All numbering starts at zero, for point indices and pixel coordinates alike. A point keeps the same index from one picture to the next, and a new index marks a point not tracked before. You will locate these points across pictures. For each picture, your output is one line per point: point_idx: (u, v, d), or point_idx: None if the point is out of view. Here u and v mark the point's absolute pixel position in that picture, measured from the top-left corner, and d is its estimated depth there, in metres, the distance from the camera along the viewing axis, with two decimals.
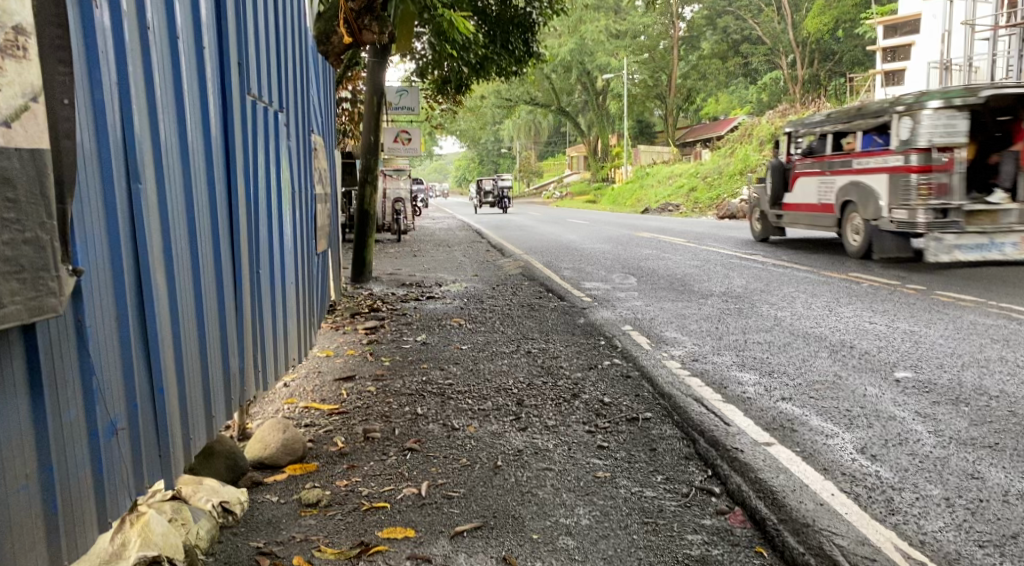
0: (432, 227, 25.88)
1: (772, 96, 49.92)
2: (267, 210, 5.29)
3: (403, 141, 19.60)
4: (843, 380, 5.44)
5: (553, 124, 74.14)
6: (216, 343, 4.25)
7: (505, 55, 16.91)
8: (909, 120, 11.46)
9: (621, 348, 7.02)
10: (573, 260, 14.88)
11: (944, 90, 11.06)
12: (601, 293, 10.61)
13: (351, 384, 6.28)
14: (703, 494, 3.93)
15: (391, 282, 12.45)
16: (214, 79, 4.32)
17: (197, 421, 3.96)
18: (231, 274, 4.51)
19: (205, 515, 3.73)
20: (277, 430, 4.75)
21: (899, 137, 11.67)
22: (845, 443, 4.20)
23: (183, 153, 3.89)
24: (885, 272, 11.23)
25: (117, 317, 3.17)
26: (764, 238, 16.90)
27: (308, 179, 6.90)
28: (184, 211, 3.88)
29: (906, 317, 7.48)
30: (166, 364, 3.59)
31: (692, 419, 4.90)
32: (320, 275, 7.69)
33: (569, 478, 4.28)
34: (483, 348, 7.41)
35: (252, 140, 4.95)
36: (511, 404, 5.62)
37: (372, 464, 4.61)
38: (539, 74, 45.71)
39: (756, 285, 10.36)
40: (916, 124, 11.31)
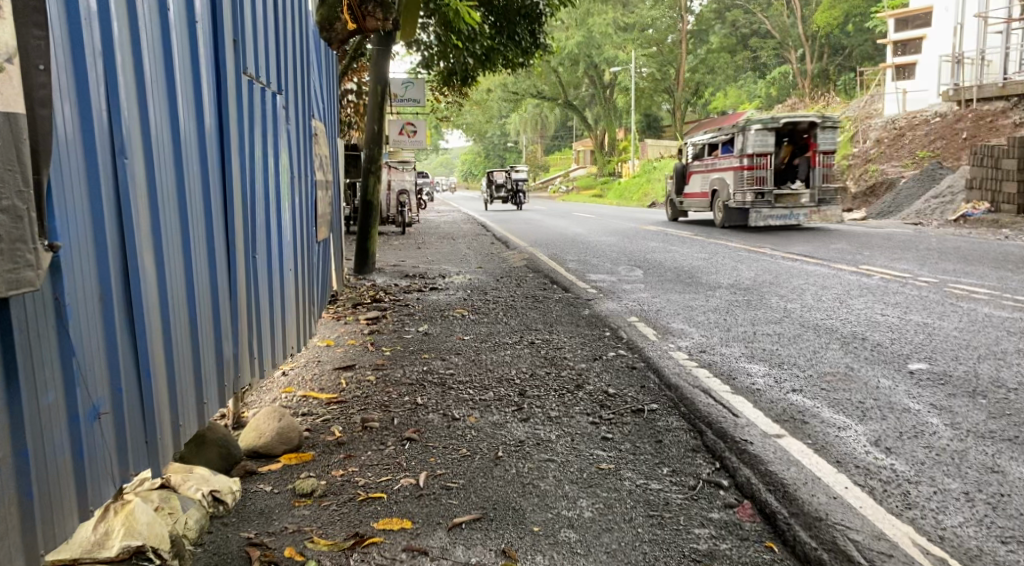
0: (437, 220, 25.77)
1: (780, 90, 49.85)
2: (264, 195, 5.15)
3: (408, 134, 19.35)
4: (855, 372, 5.29)
5: (560, 119, 74.01)
6: (209, 328, 4.12)
7: (512, 46, 16.74)
8: (741, 137, 17.55)
9: (627, 339, 6.89)
10: (579, 252, 14.75)
11: (762, 117, 17.09)
12: (606, 285, 10.49)
13: (350, 373, 6.16)
14: (711, 487, 3.80)
15: (395, 273, 12.34)
16: (207, 57, 4.20)
17: (188, 408, 3.84)
18: (225, 257, 4.38)
19: (194, 504, 3.62)
20: (273, 419, 4.63)
21: (739, 148, 17.76)
22: (858, 435, 4.05)
23: (174, 131, 3.75)
24: (897, 264, 11.06)
25: (100, 296, 3.04)
26: (676, 218, 22.48)
27: (309, 165, 6.77)
28: (175, 190, 3.76)
29: (919, 309, 7.33)
30: (155, 348, 3.47)
31: (699, 411, 4.77)
32: (321, 264, 7.56)
33: (572, 469, 4.15)
34: (486, 338, 7.28)
35: (247, 122, 4.82)
36: (513, 394, 5.49)
37: (370, 454, 4.49)
38: (546, 66, 45.54)
39: (764, 277, 10.21)
40: (744, 139, 17.48)
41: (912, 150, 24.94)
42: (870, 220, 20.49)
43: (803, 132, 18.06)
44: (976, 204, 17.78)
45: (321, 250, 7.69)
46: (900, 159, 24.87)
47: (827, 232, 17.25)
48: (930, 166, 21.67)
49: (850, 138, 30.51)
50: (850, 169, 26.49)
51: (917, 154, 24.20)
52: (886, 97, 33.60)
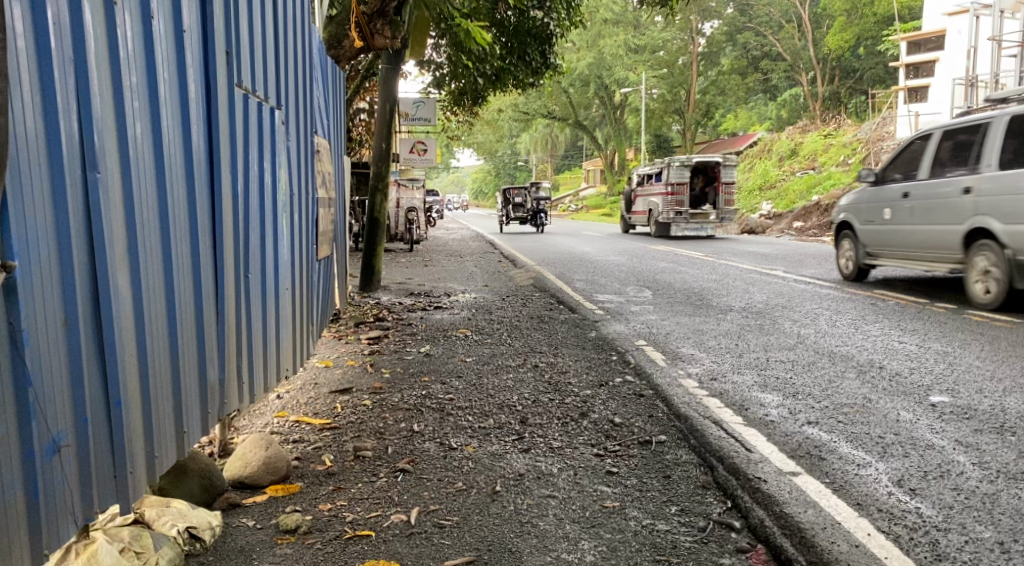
0: (446, 238, 25.60)
1: (791, 112, 49.67)
2: (259, 212, 4.95)
3: (419, 152, 19.31)
4: (874, 404, 5.02)
5: (570, 139, 73.98)
6: (193, 352, 3.91)
7: (523, 67, 16.58)
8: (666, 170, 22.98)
9: (634, 364, 6.64)
10: (588, 271, 14.52)
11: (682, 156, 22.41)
12: (615, 306, 10.27)
13: (347, 397, 5.92)
14: (722, 529, 3.54)
15: (400, 291, 12.13)
16: (197, 68, 4.01)
17: (167, 437, 3.62)
18: (213, 277, 4.17)
19: (168, 542, 3.39)
20: (260, 446, 4.40)
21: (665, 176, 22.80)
22: (879, 474, 3.79)
23: (157, 146, 3.56)
24: (913, 289, 10.75)
25: (65, 320, 2.86)
26: (624, 230, 26.90)
27: (311, 181, 6.55)
28: (157, 208, 3.56)
29: (938, 337, 7.06)
30: (129, 374, 3.26)
31: (710, 443, 4.52)
32: (322, 281, 7.33)
33: (573, 507, 3.90)
34: (489, 361, 7.04)
35: (241, 137, 4.62)
36: (514, 422, 5.24)
37: (360, 487, 4.25)
38: (557, 87, 45.54)
39: (776, 300, 9.95)
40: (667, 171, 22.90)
41: None
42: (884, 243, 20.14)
43: (712, 168, 23.52)
44: None
45: (323, 267, 7.47)
46: None
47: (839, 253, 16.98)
48: None
49: (863, 160, 30.21)
50: None
51: None
52: (899, 120, 33.36)
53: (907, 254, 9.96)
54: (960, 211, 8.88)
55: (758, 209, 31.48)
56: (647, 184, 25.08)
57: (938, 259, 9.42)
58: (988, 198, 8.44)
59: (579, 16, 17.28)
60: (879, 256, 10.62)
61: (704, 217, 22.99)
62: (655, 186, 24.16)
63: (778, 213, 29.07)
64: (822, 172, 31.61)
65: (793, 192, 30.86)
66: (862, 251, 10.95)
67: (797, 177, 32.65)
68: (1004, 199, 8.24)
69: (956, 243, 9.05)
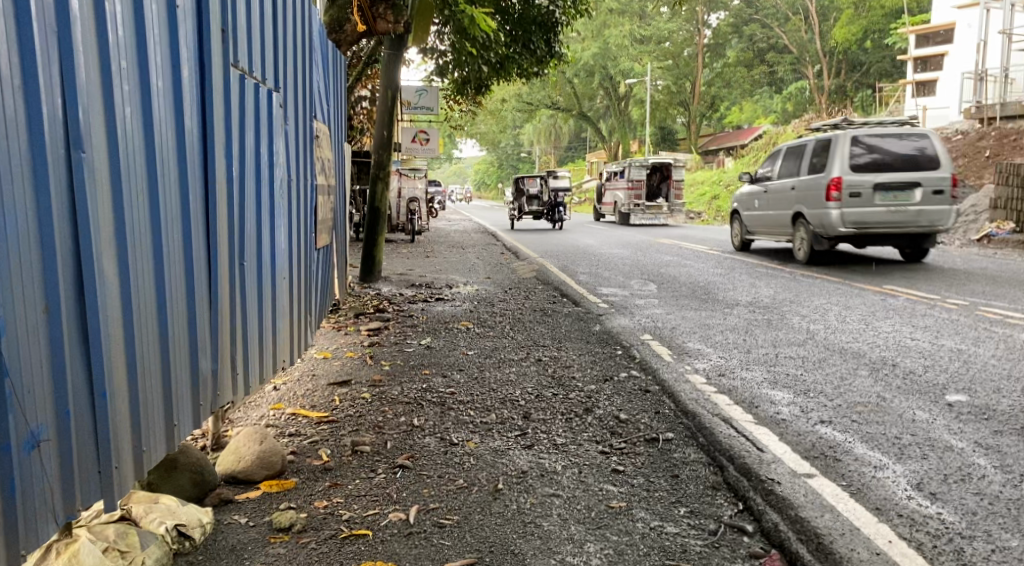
0: (447, 229, 25.39)
1: (796, 105, 49.37)
2: (256, 198, 4.79)
3: (421, 141, 19.10)
4: (888, 403, 4.86)
5: (573, 130, 73.59)
6: (184, 342, 3.76)
7: (526, 55, 16.38)
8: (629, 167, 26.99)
9: (640, 359, 6.48)
10: (591, 264, 14.35)
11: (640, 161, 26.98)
12: (618, 299, 10.11)
13: (345, 390, 5.76)
14: (734, 532, 3.40)
15: (401, 282, 11.96)
16: (190, 46, 3.84)
17: (156, 431, 3.48)
18: (205, 265, 4.02)
19: (155, 540, 3.25)
20: (254, 440, 4.25)
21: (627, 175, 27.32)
22: (897, 477, 3.64)
23: (147, 125, 3.40)
24: (923, 285, 10.57)
25: (46, 307, 2.72)
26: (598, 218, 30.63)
27: (309, 167, 6.38)
28: (147, 191, 3.40)
29: (951, 334, 6.90)
30: (116, 365, 3.12)
31: (720, 442, 4.37)
32: (320, 271, 7.17)
33: (578, 507, 3.76)
34: (491, 354, 6.89)
35: (237, 119, 4.45)
36: (517, 417, 5.10)
37: (357, 483, 4.10)
38: (561, 78, 45.25)
39: (784, 295, 9.78)
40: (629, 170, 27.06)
41: None
42: None
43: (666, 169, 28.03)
44: (1000, 224, 17.22)
45: (322, 257, 7.31)
46: None
47: None
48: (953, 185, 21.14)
49: None
50: None
51: None
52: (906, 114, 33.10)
53: (768, 230, 14.07)
54: (791, 200, 12.92)
55: None
56: (616, 178, 28.69)
57: (784, 233, 13.36)
58: (806, 190, 12.40)
59: (585, 5, 17.07)
60: (755, 234, 14.64)
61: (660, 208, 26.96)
62: (619, 182, 28.53)
63: None
64: None
65: None
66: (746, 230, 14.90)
67: None
68: (812, 191, 12.21)
69: (788, 222, 13.17)
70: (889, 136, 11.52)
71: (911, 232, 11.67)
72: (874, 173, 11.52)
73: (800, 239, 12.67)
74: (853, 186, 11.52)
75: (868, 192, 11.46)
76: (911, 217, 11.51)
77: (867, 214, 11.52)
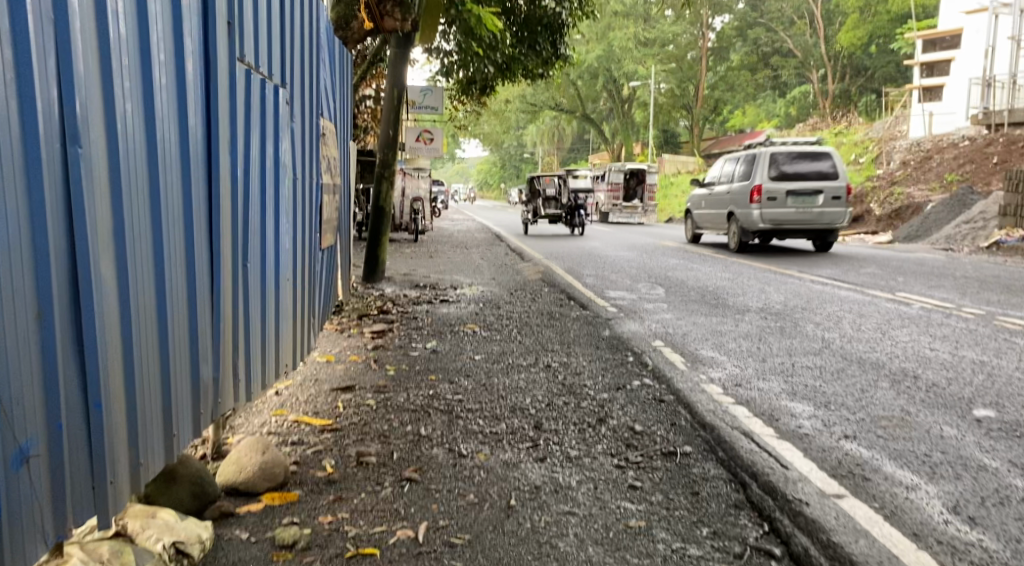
0: (451, 229, 25.20)
1: (800, 110, 49.20)
2: (260, 198, 4.61)
3: (425, 141, 18.94)
4: (913, 418, 4.68)
5: (576, 133, 73.36)
6: (185, 347, 3.60)
7: (532, 56, 16.22)
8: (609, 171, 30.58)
9: (652, 366, 6.30)
10: (596, 267, 14.19)
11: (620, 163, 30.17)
12: (627, 303, 9.95)
13: (349, 396, 5.59)
14: (761, 557, 3.22)
15: (404, 282, 11.79)
16: (194, 39, 3.66)
17: (155, 442, 3.31)
18: (208, 266, 3.85)
19: (152, 559, 3.08)
20: (256, 451, 4.08)
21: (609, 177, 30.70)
22: (931, 499, 3.47)
23: (148, 119, 3.23)
24: (936, 293, 10.40)
25: (38, 314, 2.54)
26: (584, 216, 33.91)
27: (315, 166, 6.21)
28: (147, 188, 3.23)
29: (971, 344, 6.73)
30: (113, 373, 2.95)
31: (741, 458, 4.19)
32: (325, 272, 7.00)
33: (595, 526, 3.59)
34: (498, 359, 6.72)
35: (243, 115, 4.28)
36: (528, 427, 4.93)
37: (363, 497, 3.93)
38: (565, 79, 45.11)
39: (795, 302, 9.61)
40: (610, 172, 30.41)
41: (939, 174, 24.32)
42: (898, 243, 19.74)
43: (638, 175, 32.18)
44: (1009, 232, 17.02)
45: (327, 257, 7.14)
46: (927, 183, 24.18)
47: (853, 254, 16.62)
48: (960, 191, 20.96)
49: (874, 159, 29.77)
50: (873, 191, 25.69)
51: (945, 177, 23.69)
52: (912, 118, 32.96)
53: (711, 227, 17.84)
54: (729, 202, 16.36)
55: None
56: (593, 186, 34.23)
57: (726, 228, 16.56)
58: (736, 194, 16.08)
59: (591, 7, 16.91)
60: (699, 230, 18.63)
61: (634, 208, 30.70)
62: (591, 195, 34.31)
63: None
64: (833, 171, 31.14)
65: None
66: (697, 225, 18.25)
67: None
68: (742, 196, 15.77)
69: (728, 220, 16.51)
70: (796, 156, 15.20)
71: (815, 227, 15.20)
72: (789, 183, 15.01)
73: (734, 232, 16.05)
74: (771, 192, 15.07)
75: (781, 197, 15.02)
76: (817, 216, 14.97)
77: (780, 214, 15.04)
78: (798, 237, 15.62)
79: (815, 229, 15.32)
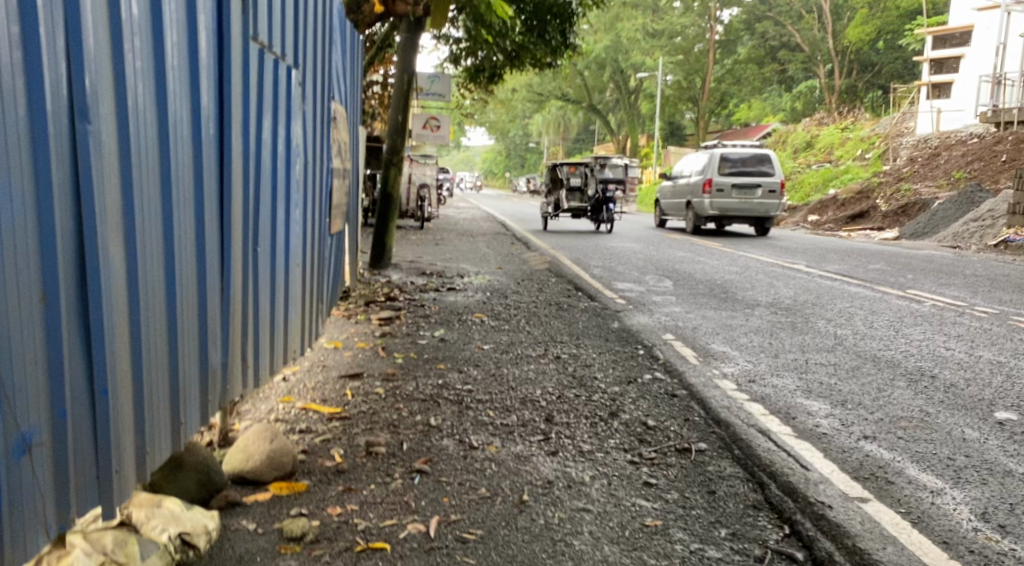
0: (455, 217, 25.07)
1: (806, 104, 48.88)
2: (271, 180, 4.51)
3: (431, 128, 18.81)
4: (933, 419, 4.58)
5: (582, 122, 73.00)
6: (194, 331, 3.50)
7: (542, 46, 15.94)
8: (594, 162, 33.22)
9: (664, 360, 6.19)
10: (603, 258, 14.09)
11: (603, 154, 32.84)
12: (635, 295, 9.84)
13: (357, 383, 5.50)
14: (783, 561, 3.13)
15: (410, 269, 11.68)
16: (208, 15, 3.54)
17: (162, 428, 3.22)
18: (217, 249, 3.74)
19: (157, 550, 2.99)
20: (264, 439, 3.98)
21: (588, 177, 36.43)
22: (959, 506, 3.39)
23: (160, 96, 3.12)
24: (946, 290, 10.30)
25: (44, 296, 2.44)
26: None
27: (325, 149, 6.08)
28: (157, 168, 3.12)
29: (987, 344, 6.63)
30: (120, 358, 2.85)
31: (758, 456, 4.10)
32: (332, 256, 6.89)
33: (610, 525, 3.49)
34: (507, 350, 6.62)
35: (255, 95, 4.15)
36: (539, 419, 4.83)
37: (373, 489, 3.84)
38: (572, 68, 44.91)
39: (806, 297, 9.51)
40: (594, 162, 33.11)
41: (947, 171, 24.15)
42: (905, 240, 19.58)
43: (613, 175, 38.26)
44: (1018, 231, 16.87)
45: (335, 242, 7.04)
46: (935, 179, 24.02)
47: (860, 249, 16.49)
48: (969, 188, 20.81)
49: (882, 155, 29.59)
50: (880, 186, 25.49)
51: (952, 175, 23.50)
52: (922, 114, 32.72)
53: (674, 212, 20.59)
54: (686, 191, 19.13)
55: None
56: None
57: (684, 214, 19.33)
58: (694, 186, 18.81)
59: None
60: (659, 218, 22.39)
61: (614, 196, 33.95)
62: None
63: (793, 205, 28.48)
64: (840, 165, 30.93)
65: (809, 183, 30.21)
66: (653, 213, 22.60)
67: (813, 170, 31.98)
68: (698, 185, 18.32)
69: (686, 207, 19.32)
70: (743, 155, 17.95)
71: (755, 216, 17.98)
72: (734, 177, 17.78)
73: (689, 218, 18.85)
74: (719, 185, 17.84)
75: (728, 189, 17.78)
76: (755, 206, 17.76)
77: (726, 204, 17.82)
78: (742, 223, 18.40)
79: (755, 217, 18.09)
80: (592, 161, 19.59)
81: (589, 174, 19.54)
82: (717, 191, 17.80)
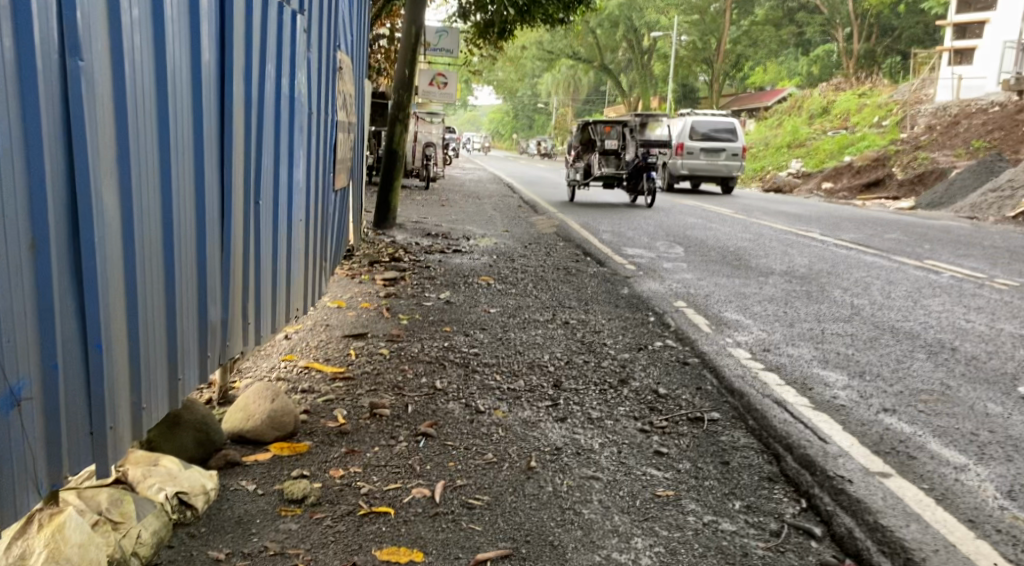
0: (462, 178, 24.80)
1: (822, 69, 48.02)
2: (274, 132, 4.35)
3: (439, 85, 18.50)
4: (955, 392, 4.45)
5: (594, 83, 72.09)
6: (193, 286, 3.37)
7: (554, 3, 15.56)
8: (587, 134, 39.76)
9: (675, 327, 6.04)
10: (612, 222, 13.88)
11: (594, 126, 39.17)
12: (645, 261, 9.67)
13: (361, 343, 5.39)
14: (800, 535, 3.03)
15: (416, 230, 11.50)
16: None
17: (159, 385, 3.11)
18: (218, 202, 3.61)
19: (153, 510, 2.90)
20: (265, 399, 3.87)
21: None
22: (984, 483, 3.28)
23: (157, 38, 2.96)
24: (964, 261, 10.10)
25: (33, 243, 2.32)
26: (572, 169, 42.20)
27: (331, 103, 5.90)
28: (154, 113, 2.97)
29: (1007, 317, 6.47)
30: (115, 312, 2.73)
31: (773, 428, 3.98)
32: (337, 214, 6.73)
33: (620, 494, 3.39)
34: (514, 314, 6.48)
35: (258, 42, 3.98)
36: (546, 385, 4.71)
37: (377, 451, 3.73)
38: (584, 27, 44.17)
39: (821, 266, 9.32)
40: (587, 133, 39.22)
41: (966, 140, 23.72)
42: (920, 210, 19.28)
43: None
44: None
45: (340, 199, 6.88)
46: (953, 148, 23.62)
47: (875, 219, 16.24)
48: (988, 158, 20.45)
49: (899, 122, 29.11)
50: (897, 155, 25.08)
51: (971, 144, 23.09)
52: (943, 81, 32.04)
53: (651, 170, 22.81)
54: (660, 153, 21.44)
55: (785, 166, 30.61)
56: None
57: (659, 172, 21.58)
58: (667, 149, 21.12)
59: None
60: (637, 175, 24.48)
61: None
62: None
63: (807, 173, 28.09)
64: (856, 133, 30.43)
65: (824, 150, 29.77)
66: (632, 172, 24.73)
67: (828, 137, 31.48)
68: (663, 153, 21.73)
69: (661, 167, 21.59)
70: (710, 122, 20.31)
71: (721, 175, 20.32)
72: (702, 141, 20.13)
73: (663, 177, 21.16)
74: (689, 149, 20.26)
75: (697, 152, 20.14)
76: (719, 166, 20.07)
77: (695, 165, 20.20)
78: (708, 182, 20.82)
79: (720, 177, 20.47)
80: (631, 120, 16.98)
81: (628, 135, 16.61)
82: (687, 154, 20.19)
